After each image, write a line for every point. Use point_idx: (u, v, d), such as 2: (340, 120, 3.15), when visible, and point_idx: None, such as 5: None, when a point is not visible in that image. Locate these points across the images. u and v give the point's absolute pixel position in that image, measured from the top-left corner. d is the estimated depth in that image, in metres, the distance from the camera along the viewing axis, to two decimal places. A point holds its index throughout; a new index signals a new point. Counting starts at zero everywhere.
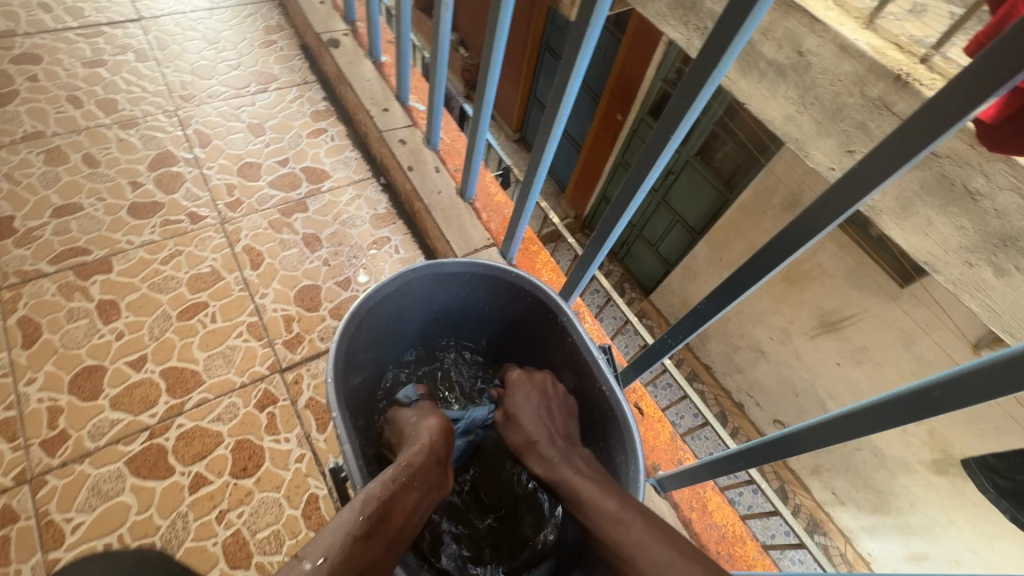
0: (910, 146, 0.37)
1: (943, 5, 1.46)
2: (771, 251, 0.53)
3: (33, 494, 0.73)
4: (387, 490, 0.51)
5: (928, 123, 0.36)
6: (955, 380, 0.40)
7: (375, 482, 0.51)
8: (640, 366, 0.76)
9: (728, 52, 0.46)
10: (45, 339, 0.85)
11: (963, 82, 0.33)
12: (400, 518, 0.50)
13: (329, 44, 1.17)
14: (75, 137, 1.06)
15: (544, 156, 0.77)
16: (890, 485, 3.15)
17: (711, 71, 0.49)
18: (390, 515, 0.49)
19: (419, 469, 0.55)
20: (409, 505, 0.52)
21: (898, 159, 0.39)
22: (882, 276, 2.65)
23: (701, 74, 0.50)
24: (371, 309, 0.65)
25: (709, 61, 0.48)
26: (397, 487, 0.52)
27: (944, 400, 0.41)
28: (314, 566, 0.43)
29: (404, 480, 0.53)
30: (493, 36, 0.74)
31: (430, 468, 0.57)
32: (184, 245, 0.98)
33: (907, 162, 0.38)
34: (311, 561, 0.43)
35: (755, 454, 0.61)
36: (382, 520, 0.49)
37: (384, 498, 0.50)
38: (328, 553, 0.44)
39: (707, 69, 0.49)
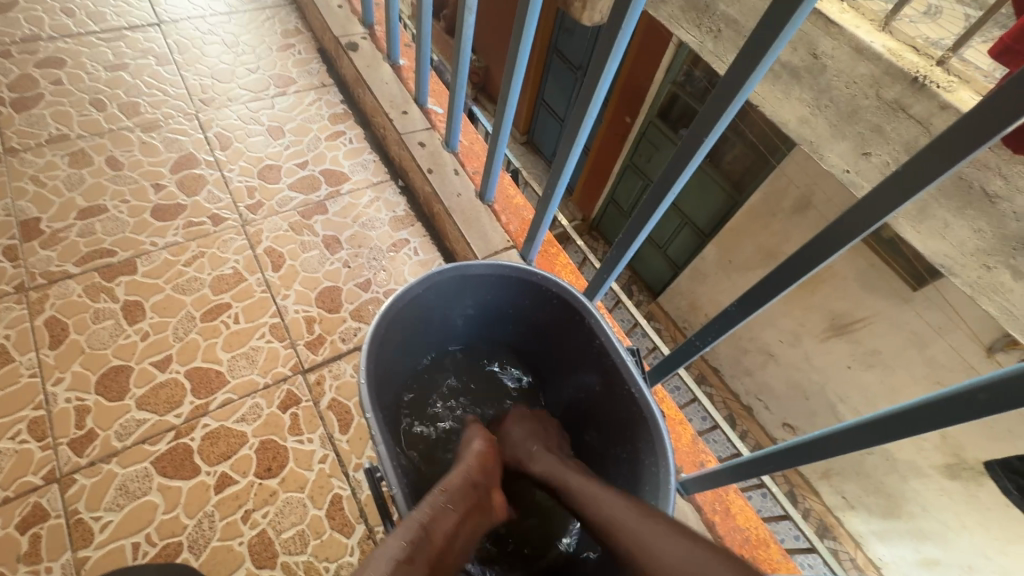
0: (948, 157, 0.39)
1: (958, 7, 1.46)
2: (800, 259, 0.53)
3: (63, 493, 0.74)
4: (428, 513, 0.52)
5: (968, 134, 0.37)
6: (993, 387, 0.40)
7: (417, 507, 0.52)
8: (664, 368, 0.76)
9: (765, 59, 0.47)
10: (71, 339, 0.86)
11: (1005, 95, 0.34)
12: (439, 542, 0.51)
13: (348, 47, 1.18)
14: (99, 140, 1.08)
15: (568, 160, 0.78)
16: (901, 489, 3.13)
17: (745, 79, 0.50)
18: (432, 538, 0.50)
19: (455, 492, 0.56)
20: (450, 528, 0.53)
21: (945, 160, 0.39)
22: (894, 279, 2.63)
23: (735, 82, 0.51)
24: (400, 310, 0.66)
25: (744, 69, 0.50)
26: (437, 511, 0.53)
27: (982, 405, 0.42)
28: None
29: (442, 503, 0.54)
30: (518, 41, 0.75)
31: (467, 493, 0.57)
32: (206, 246, 0.99)
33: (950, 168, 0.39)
34: None
35: (782, 459, 0.61)
36: (423, 544, 0.49)
37: (424, 520, 0.51)
38: None
39: (742, 76, 0.50)
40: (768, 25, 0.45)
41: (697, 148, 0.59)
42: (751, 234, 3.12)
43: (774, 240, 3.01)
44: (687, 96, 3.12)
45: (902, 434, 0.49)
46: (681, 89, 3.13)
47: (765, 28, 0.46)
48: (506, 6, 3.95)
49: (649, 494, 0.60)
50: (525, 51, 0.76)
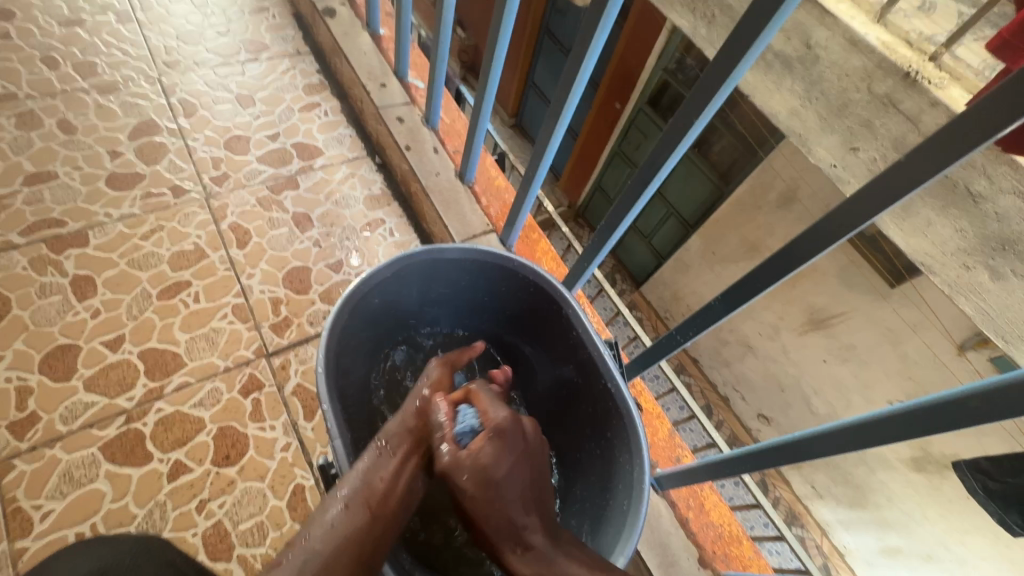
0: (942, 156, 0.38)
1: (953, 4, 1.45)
2: (781, 256, 0.52)
3: (0, 479, 0.69)
4: (368, 465, 0.53)
5: (963, 138, 0.36)
6: (989, 392, 0.38)
7: (358, 460, 0.53)
8: (645, 362, 0.73)
9: (750, 51, 0.45)
10: (14, 315, 0.80)
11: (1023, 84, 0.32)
12: (382, 493, 0.52)
13: (325, 13, 1.11)
14: (50, 101, 1.00)
15: (550, 142, 0.74)
16: (868, 480, 3.22)
17: (730, 72, 0.48)
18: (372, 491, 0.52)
19: (404, 434, 0.57)
20: (393, 475, 0.53)
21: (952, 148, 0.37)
22: (874, 276, 2.67)
23: (721, 71, 0.48)
24: (366, 293, 0.62)
25: (730, 59, 0.47)
26: (380, 459, 0.54)
27: (974, 411, 0.40)
28: (295, 550, 0.46)
29: (386, 450, 0.55)
30: (500, 13, 0.70)
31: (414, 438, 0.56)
32: (166, 220, 0.93)
33: (958, 158, 0.37)
34: (292, 547, 0.47)
35: (763, 458, 0.59)
36: (362, 497, 0.51)
37: (364, 473, 0.52)
38: (311, 538, 0.47)
39: (726, 67, 0.48)
40: (754, 17, 0.43)
41: (681, 139, 0.57)
42: (735, 226, 3.12)
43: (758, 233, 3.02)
44: (677, 84, 3.08)
45: (889, 438, 0.46)
46: (671, 76, 3.09)
47: (753, 18, 0.43)
48: None
49: (622, 493, 0.58)
50: (507, 26, 0.71)
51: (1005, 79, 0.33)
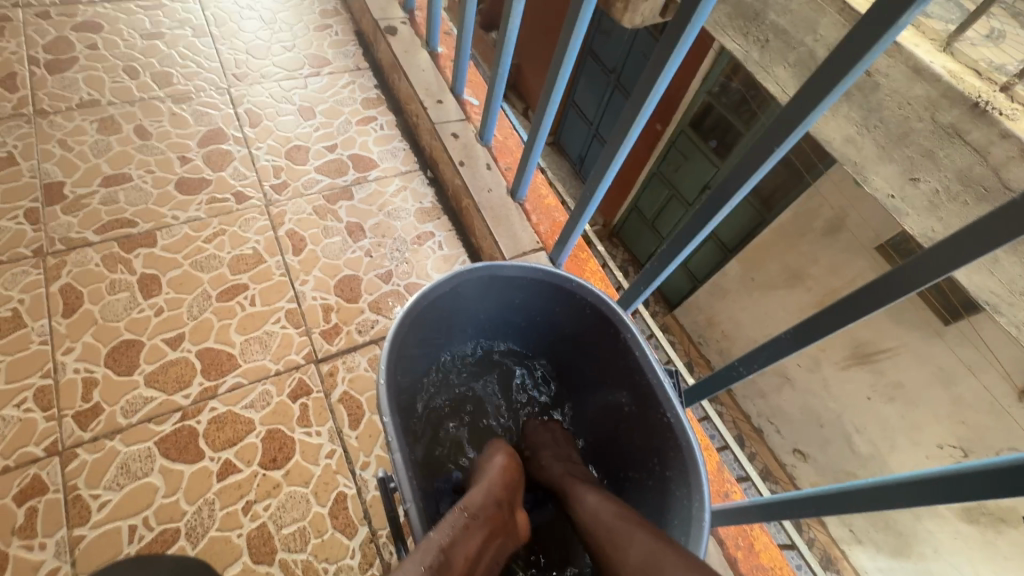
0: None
1: (1022, 34, 1.46)
2: (857, 301, 0.50)
3: (63, 467, 0.72)
4: (447, 535, 0.49)
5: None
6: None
7: (436, 528, 0.49)
8: (702, 391, 0.71)
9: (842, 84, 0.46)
10: (85, 309, 0.84)
11: None
12: (462, 567, 0.47)
13: (387, 31, 1.14)
14: (129, 108, 1.06)
15: (613, 163, 0.74)
16: (912, 528, 3.03)
17: (814, 106, 0.49)
18: (453, 563, 0.47)
19: (486, 509, 0.54)
20: (473, 553, 0.49)
21: None
22: (927, 311, 2.55)
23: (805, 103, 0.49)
24: (426, 307, 0.62)
25: (816, 94, 0.48)
26: (457, 532, 0.49)
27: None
28: None
29: (463, 524, 0.51)
30: (565, 38, 0.71)
31: (490, 510, 0.54)
32: (228, 224, 0.96)
33: None
34: None
35: (818, 505, 0.56)
36: (443, 569, 0.46)
37: (444, 543, 0.48)
38: None
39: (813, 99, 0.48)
40: (848, 49, 0.44)
41: (758, 169, 0.56)
42: (777, 253, 3.04)
43: (802, 261, 2.94)
44: (721, 107, 3.05)
45: (964, 495, 0.43)
46: (715, 99, 3.06)
47: (847, 51, 0.44)
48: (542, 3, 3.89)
49: (678, 528, 0.56)
50: (572, 52, 0.72)
51: None
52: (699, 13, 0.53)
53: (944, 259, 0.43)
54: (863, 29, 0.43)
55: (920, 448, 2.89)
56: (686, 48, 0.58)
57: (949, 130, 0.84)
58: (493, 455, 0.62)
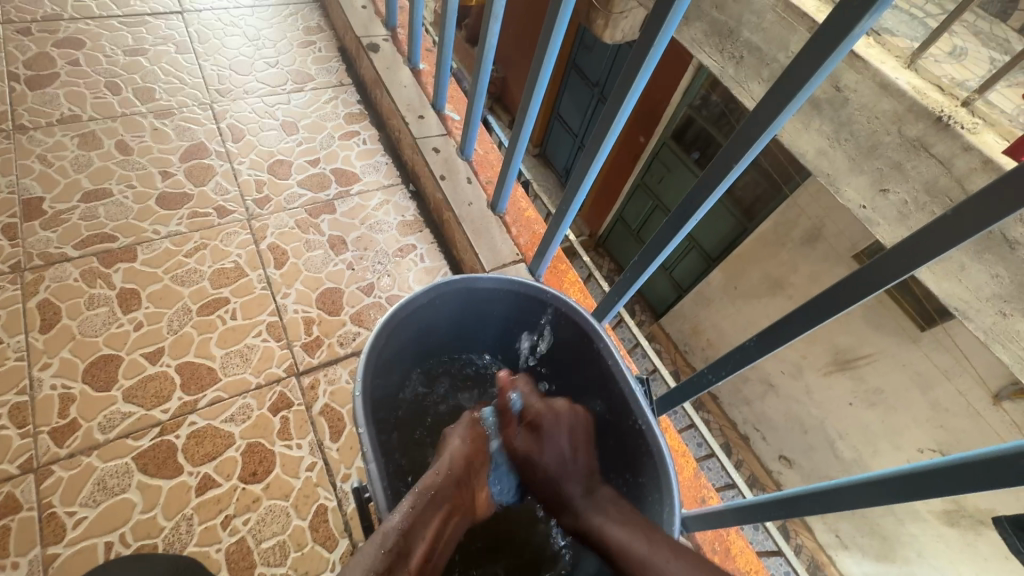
0: (994, 211, 0.38)
1: (982, 52, 1.55)
2: (817, 308, 0.53)
3: (38, 485, 0.71)
4: (408, 518, 0.50)
5: (997, 203, 0.38)
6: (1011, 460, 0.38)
7: (395, 512, 0.50)
8: (675, 400, 0.73)
9: (795, 99, 0.48)
10: (63, 324, 0.84)
11: None
12: (419, 550, 0.49)
13: (369, 48, 1.17)
14: (110, 123, 1.06)
15: (587, 177, 0.76)
16: (897, 533, 3.08)
17: (771, 118, 0.51)
18: (411, 548, 0.49)
19: (447, 488, 0.56)
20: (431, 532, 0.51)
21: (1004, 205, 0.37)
22: (904, 317, 2.61)
23: (762, 118, 0.51)
24: (403, 319, 0.64)
25: (772, 108, 0.50)
26: (417, 514, 0.51)
27: (1001, 471, 0.39)
28: None
29: (427, 501, 0.53)
30: (539, 57, 0.73)
31: (447, 492, 0.56)
32: (209, 238, 0.97)
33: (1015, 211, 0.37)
34: None
35: (790, 506, 0.58)
36: (401, 556, 0.47)
37: (403, 528, 0.49)
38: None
39: (771, 113, 0.50)
40: (799, 68, 0.47)
41: (721, 182, 0.59)
42: (758, 261, 3.10)
43: (782, 270, 3.00)
44: (701, 120, 3.13)
45: (925, 492, 0.45)
46: (696, 112, 3.13)
47: (798, 69, 0.47)
48: (526, 18, 3.96)
49: None
50: (545, 70, 0.75)
51: None
52: (662, 35, 0.56)
53: (895, 264, 0.45)
54: (814, 45, 0.45)
55: (902, 453, 2.94)
56: (652, 66, 0.60)
57: (916, 143, 1.10)
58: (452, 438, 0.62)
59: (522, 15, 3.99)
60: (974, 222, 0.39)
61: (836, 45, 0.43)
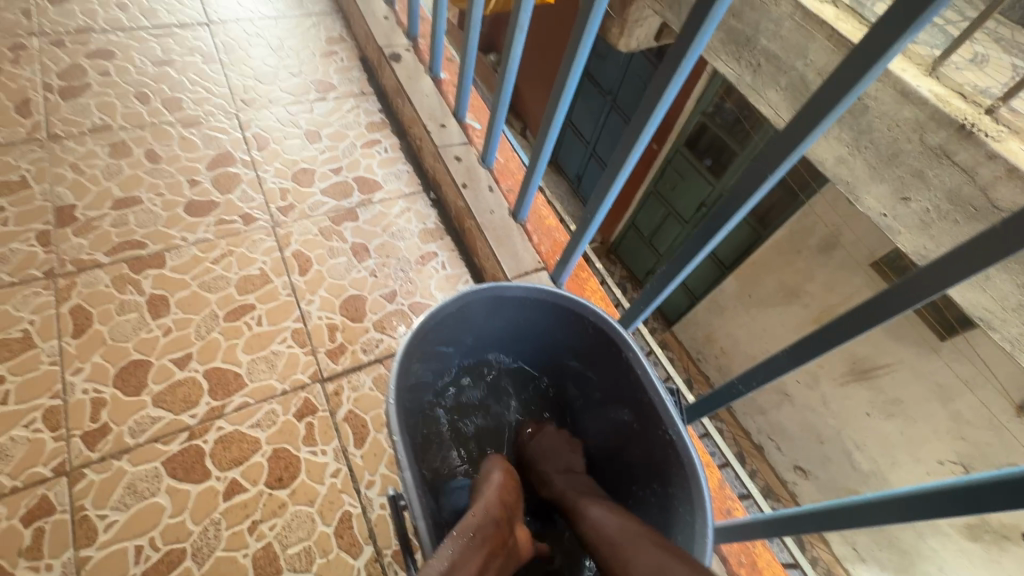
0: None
1: (1005, 58, 1.53)
2: (849, 322, 0.52)
3: (70, 488, 0.73)
4: (450, 557, 0.48)
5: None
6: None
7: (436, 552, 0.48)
8: (702, 410, 0.73)
9: (833, 112, 0.48)
10: (94, 329, 0.85)
11: None
12: None
13: (391, 58, 1.18)
14: (140, 132, 1.09)
15: (612, 188, 0.77)
16: (916, 547, 3.02)
17: (805, 134, 0.51)
18: None
19: (485, 528, 0.53)
20: (476, 569, 0.48)
21: None
22: (923, 327, 2.57)
23: (795, 134, 0.51)
24: (433, 326, 0.64)
25: (806, 124, 0.50)
26: (458, 553, 0.48)
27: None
28: None
29: (468, 541, 0.50)
30: (567, 68, 0.74)
31: (487, 530, 0.53)
32: (236, 245, 0.98)
33: None
34: None
35: (820, 521, 0.57)
36: None
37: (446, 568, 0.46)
38: None
39: (805, 128, 0.50)
40: (838, 81, 0.46)
41: (750, 196, 0.59)
42: (772, 268, 3.07)
43: (798, 278, 2.97)
44: (715, 127, 3.12)
45: (965, 507, 0.44)
46: (710, 119, 3.13)
47: (837, 81, 0.46)
48: (539, 27, 3.98)
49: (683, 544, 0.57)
50: (573, 80, 0.75)
51: None
52: (692, 50, 0.56)
53: (939, 277, 0.44)
54: (850, 62, 0.45)
55: (921, 465, 2.89)
56: (682, 80, 0.60)
57: (937, 152, 1.02)
58: (491, 469, 0.63)
59: (535, 23, 4.02)
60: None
61: (879, 57, 0.43)
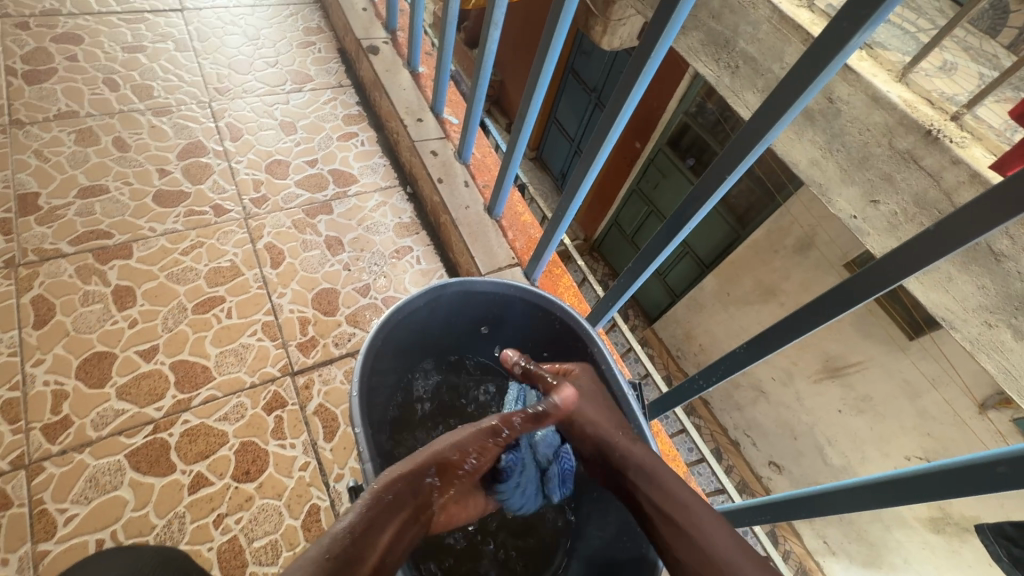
0: (979, 223, 0.39)
1: (972, 67, 1.58)
2: (804, 317, 0.54)
3: (29, 481, 0.71)
4: (361, 520, 0.44)
5: (990, 211, 0.38)
6: (981, 469, 0.40)
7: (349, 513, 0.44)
8: (664, 405, 0.75)
9: (791, 108, 0.49)
10: (57, 320, 0.84)
11: None
12: (371, 559, 0.43)
13: (369, 50, 1.17)
14: (108, 120, 1.06)
15: (583, 184, 0.78)
16: (883, 539, 3.11)
17: (767, 130, 0.52)
18: (362, 555, 0.42)
19: (407, 494, 0.49)
20: (388, 537, 0.45)
21: (986, 220, 0.39)
22: (892, 326, 2.64)
23: (756, 131, 0.53)
24: (401, 320, 0.65)
25: (766, 121, 0.52)
26: (373, 516, 0.45)
27: (975, 479, 0.40)
28: None
29: (386, 503, 0.47)
30: (539, 64, 0.75)
31: (409, 498, 0.49)
32: (206, 237, 0.97)
33: (997, 225, 0.39)
34: None
35: (778, 510, 0.59)
36: (349, 564, 0.41)
37: (356, 533, 0.43)
38: None
39: (766, 124, 0.52)
40: (796, 78, 0.48)
41: (714, 191, 0.60)
42: (750, 268, 3.13)
43: (775, 277, 3.03)
44: (697, 127, 3.16)
45: (904, 498, 0.46)
46: (692, 119, 3.16)
47: (795, 80, 0.48)
48: (524, 23, 3.98)
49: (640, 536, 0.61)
50: (546, 77, 0.76)
51: None
52: (660, 46, 0.57)
53: (887, 271, 0.46)
54: (807, 61, 0.46)
55: (889, 460, 2.97)
56: (649, 77, 0.62)
57: (905, 156, 1.08)
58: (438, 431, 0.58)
59: (521, 19, 4.01)
60: (968, 230, 0.40)
61: (835, 56, 0.44)
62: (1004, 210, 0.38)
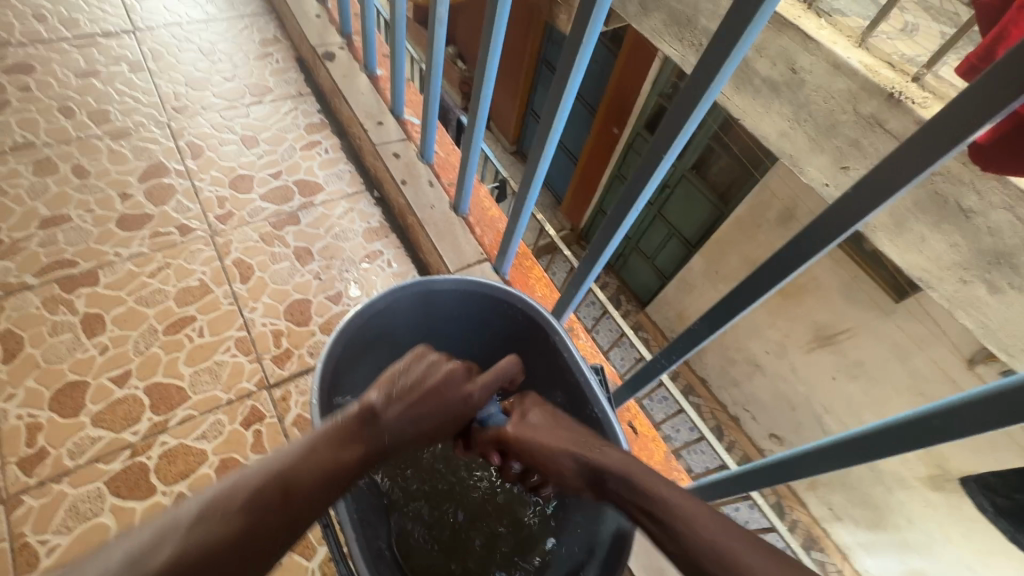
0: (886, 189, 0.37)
1: (933, 27, 1.60)
2: (744, 290, 0.52)
3: (9, 515, 0.72)
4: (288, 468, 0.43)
5: (895, 174, 0.36)
6: (921, 420, 0.40)
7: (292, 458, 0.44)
8: (634, 386, 0.75)
9: (708, 90, 0.46)
10: (27, 353, 0.84)
11: (946, 116, 0.32)
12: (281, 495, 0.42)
13: (325, 57, 1.17)
14: (65, 147, 1.05)
15: (536, 175, 0.76)
16: (886, 500, 3.15)
17: (686, 117, 0.49)
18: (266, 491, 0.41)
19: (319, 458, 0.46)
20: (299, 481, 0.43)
21: (891, 184, 0.37)
22: (877, 290, 2.66)
23: (676, 120, 0.50)
24: (361, 325, 0.65)
25: (684, 107, 0.49)
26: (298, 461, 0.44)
27: (919, 433, 0.41)
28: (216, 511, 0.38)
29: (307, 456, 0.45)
30: (483, 56, 0.73)
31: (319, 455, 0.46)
32: (173, 257, 0.96)
33: (899, 190, 0.37)
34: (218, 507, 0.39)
35: (743, 481, 0.59)
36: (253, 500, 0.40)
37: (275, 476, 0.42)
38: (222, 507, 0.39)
39: (687, 108, 0.48)
40: (704, 66, 0.45)
41: (650, 177, 0.57)
42: (735, 244, 3.15)
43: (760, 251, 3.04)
44: None
45: (858, 457, 0.46)
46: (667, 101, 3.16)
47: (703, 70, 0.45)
48: None
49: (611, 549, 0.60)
50: (492, 71, 0.75)
51: (937, 111, 0.33)
52: (592, 23, 0.54)
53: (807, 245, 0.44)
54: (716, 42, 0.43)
55: None
56: (585, 62, 0.58)
57: (870, 121, 1.28)
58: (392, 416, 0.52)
59: None
60: (905, 169, 0.35)
61: (755, 14, 0.39)
62: (912, 167, 0.35)
